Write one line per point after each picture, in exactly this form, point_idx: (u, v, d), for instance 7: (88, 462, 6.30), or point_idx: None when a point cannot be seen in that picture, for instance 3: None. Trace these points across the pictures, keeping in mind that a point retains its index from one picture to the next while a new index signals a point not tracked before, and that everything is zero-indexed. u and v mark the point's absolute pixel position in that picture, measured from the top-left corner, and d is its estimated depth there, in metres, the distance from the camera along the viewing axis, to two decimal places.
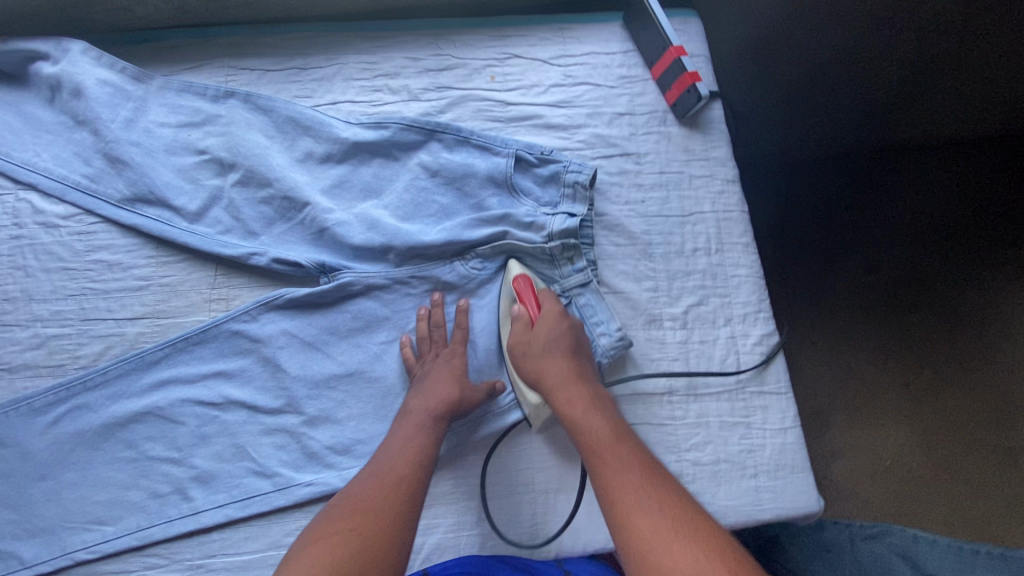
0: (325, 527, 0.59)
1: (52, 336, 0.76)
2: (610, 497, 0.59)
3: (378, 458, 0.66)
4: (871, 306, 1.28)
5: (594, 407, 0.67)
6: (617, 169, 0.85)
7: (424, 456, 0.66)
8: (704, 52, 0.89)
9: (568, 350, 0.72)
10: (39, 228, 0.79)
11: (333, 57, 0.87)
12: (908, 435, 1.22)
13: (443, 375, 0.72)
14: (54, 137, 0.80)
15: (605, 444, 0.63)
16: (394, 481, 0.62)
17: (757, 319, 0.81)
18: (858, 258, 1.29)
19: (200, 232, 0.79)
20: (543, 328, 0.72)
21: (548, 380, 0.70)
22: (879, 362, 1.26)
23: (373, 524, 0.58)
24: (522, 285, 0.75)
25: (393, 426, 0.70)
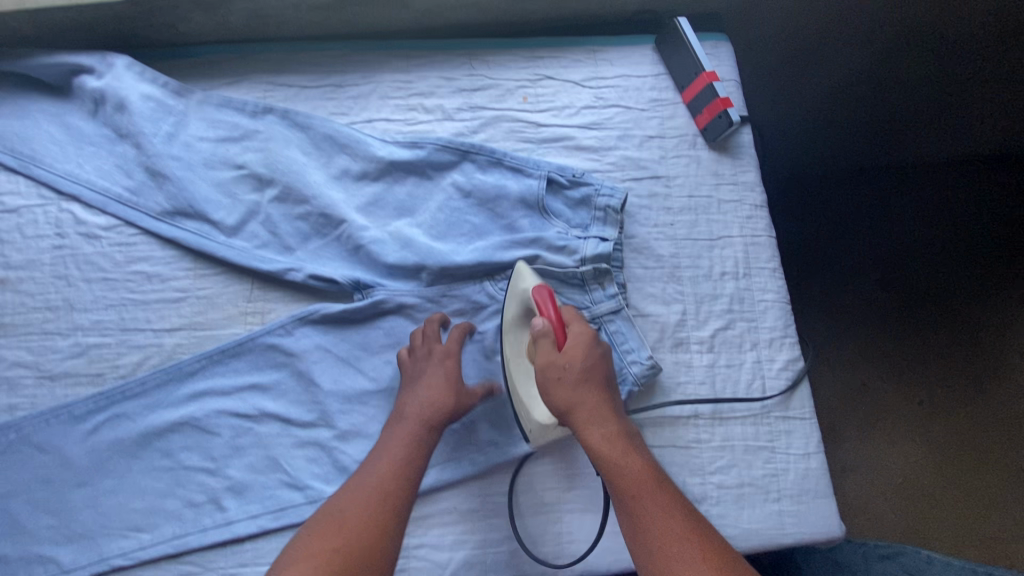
0: (306, 548, 0.59)
1: (92, 345, 0.78)
2: (657, 545, 0.60)
3: (368, 465, 0.66)
4: (886, 321, 1.28)
5: (630, 447, 0.66)
6: (646, 192, 0.86)
7: (410, 475, 0.65)
8: (735, 77, 0.89)
9: (601, 381, 0.69)
10: (81, 239, 0.81)
11: (369, 75, 0.88)
12: (920, 452, 1.23)
13: (435, 386, 0.72)
14: (97, 150, 0.82)
15: (646, 493, 0.63)
16: (376, 507, 0.62)
17: (783, 344, 0.81)
18: (874, 271, 1.30)
19: (237, 246, 0.81)
20: (574, 352, 0.68)
21: (582, 416, 0.67)
22: (892, 377, 1.27)
23: (349, 554, 0.58)
24: (541, 297, 0.70)
25: (384, 434, 0.69)
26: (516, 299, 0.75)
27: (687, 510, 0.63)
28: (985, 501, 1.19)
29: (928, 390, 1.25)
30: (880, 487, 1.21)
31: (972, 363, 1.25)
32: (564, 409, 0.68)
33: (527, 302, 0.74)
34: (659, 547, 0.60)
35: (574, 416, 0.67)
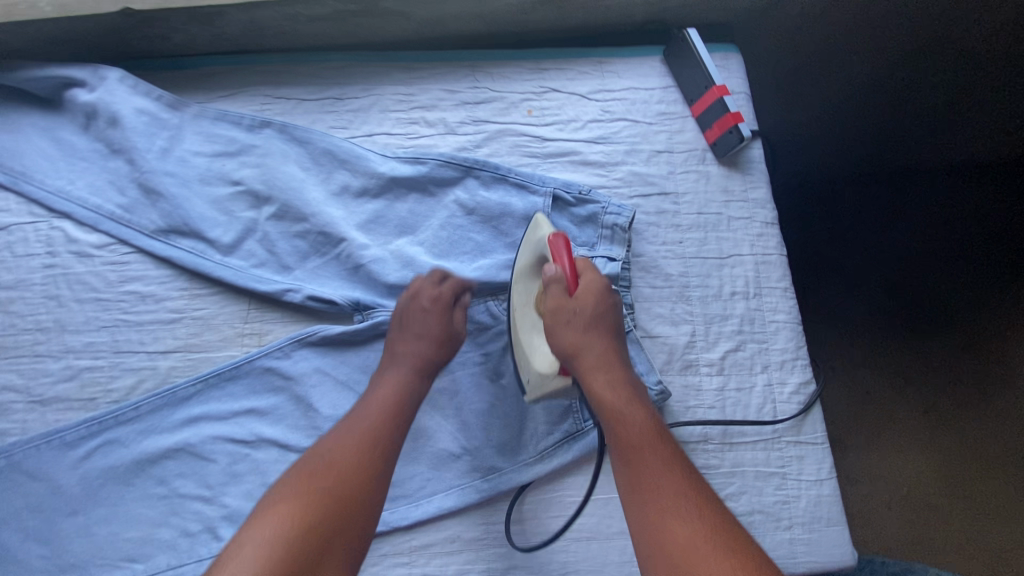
0: (291, 486, 0.59)
1: (84, 369, 0.76)
2: (649, 499, 0.60)
3: (358, 413, 0.66)
4: (892, 333, 1.26)
5: (634, 398, 0.66)
6: (654, 209, 0.83)
7: (397, 425, 0.65)
8: (745, 89, 0.87)
9: (609, 329, 0.69)
10: (72, 257, 0.78)
11: (369, 87, 0.86)
12: (925, 463, 1.22)
13: (426, 338, 0.70)
14: (89, 165, 0.80)
15: (647, 445, 0.62)
16: (364, 452, 0.62)
17: (795, 366, 0.79)
18: (881, 281, 1.27)
19: (234, 266, 0.78)
20: (585, 299, 0.67)
21: (588, 361, 0.66)
22: (899, 392, 1.25)
23: (336, 492, 0.58)
24: (557, 243, 0.68)
25: (375, 381, 0.69)
26: (530, 248, 0.73)
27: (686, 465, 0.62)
28: (990, 513, 1.18)
29: (934, 403, 1.24)
30: (883, 497, 1.21)
31: (977, 375, 1.24)
32: (570, 352, 0.67)
33: (541, 251, 0.72)
34: (654, 497, 0.59)
35: (579, 360, 0.67)
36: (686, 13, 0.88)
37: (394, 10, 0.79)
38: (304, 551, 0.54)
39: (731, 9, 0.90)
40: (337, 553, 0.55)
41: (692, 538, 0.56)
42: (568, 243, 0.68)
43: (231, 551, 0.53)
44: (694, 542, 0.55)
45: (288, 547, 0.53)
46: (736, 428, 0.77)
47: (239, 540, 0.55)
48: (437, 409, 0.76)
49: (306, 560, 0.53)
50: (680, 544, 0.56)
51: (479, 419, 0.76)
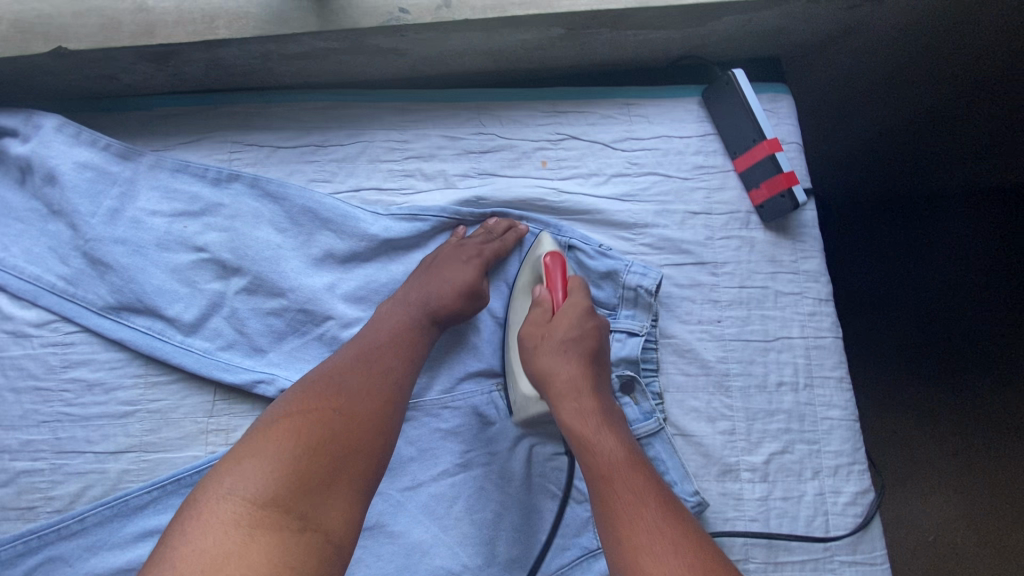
0: (297, 402, 0.51)
1: (21, 473, 0.65)
2: (616, 536, 0.50)
3: (371, 339, 0.59)
4: (919, 375, 0.97)
5: (607, 423, 0.56)
6: (688, 280, 0.71)
7: (416, 352, 0.61)
8: (797, 139, 0.75)
9: (586, 351, 0.60)
10: (8, 338, 0.67)
11: (356, 132, 0.73)
12: (958, 517, 0.92)
13: (455, 273, 0.65)
14: (25, 227, 0.68)
15: (622, 476, 0.52)
16: (381, 372, 0.56)
17: (850, 472, 0.68)
18: (910, 322, 0.98)
19: (197, 349, 0.67)
20: (562, 323, 0.61)
21: (556, 387, 0.59)
22: (927, 433, 0.95)
23: (344, 416, 0.51)
24: (553, 265, 0.64)
25: (391, 308, 0.63)
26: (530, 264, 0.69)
27: (668, 499, 0.52)
28: None
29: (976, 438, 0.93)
30: (910, 544, 0.92)
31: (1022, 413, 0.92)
32: (540, 378, 0.60)
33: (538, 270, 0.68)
34: (624, 530, 0.49)
35: (549, 387, 0.59)
36: (728, 47, 0.76)
37: (384, 47, 0.66)
38: (314, 468, 0.48)
39: (781, 43, 0.77)
40: (353, 471, 0.49)
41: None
42: (565, 264, 0.65)
43: (215, 481, 0.46)
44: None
45: (291, 467, 0.47)
46: (783, 545, 0.66)
47: (220, 474, 0.47)
48: (433, 519, 0.65)
49: (317, 473, 0.48)
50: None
51: (483, 532, 0.64)
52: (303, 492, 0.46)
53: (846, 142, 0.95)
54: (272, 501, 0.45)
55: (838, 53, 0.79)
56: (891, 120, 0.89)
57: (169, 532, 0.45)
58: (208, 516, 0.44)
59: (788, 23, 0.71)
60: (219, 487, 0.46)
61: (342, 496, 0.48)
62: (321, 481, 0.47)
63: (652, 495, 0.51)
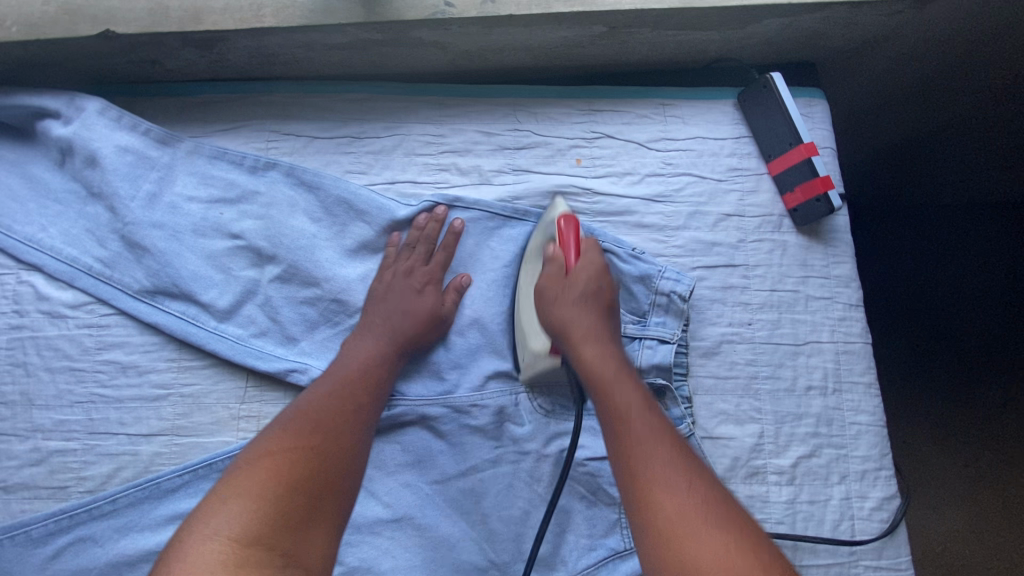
0: (273, 443, 0.51)
1: (54, 452, 0.65)
2: (636, 468, 0.49)
3: (336, 379, 0.59)
4: (935, 390, 0.96)
5: (623, 369, 0.57)
6: (720, 283, 0.71)
7: (382, 391, 0.61)
8: (831, 144, 0.75)
9: (602, 304, 0.61)
10: (43, 318, 0.68)
11: (393, 125, 0.74)
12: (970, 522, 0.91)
13: (414, 299, 0.66)
14: (63, 209, 0.69)
15: (637, 413, 0.52)
16: (351, 410, 0.57)
17: (877, 478, 0.68)
18: (920, 333, 0.98)
19: (231, 335, 0.67)
20: (579, 275, 0.61)
21: (574, 334, 0.59)
22: (941, 447, 0.94)
23: (319, 453, 0.51)
24: (566, 227, 0.63)
25: (350, 347, 0.63)
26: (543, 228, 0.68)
27: (681, 440, 0.52)
28: None
29: (992, 453, 0.93)
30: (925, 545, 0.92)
31: None
32: (558, 326, 0.60)
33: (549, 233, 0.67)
34: (644, 462, 0.49)
35: (568, 335, 0.59)
36: (765, 50, 0.76)
37: (427, 40, 0.67)
38: (295, 505, 0.47)
39: (819, 48, 0.76)
40: (331, 506, 0.49)
41: (682, 515, 0.46)
42: (578, 225, 0.65)
43: (200, 522, 0.45)
44: (684, 517, 0.46)
45: (276, 504, 0.47)
46: (808, 548, 0.66)
47: (204, 515, 0.46)
48: (460, 513, 0.65)
49: (298, 511, 0.47)
50: (666, 516, 0.46)
51: (511, 528, 0.65)
52: (289, 529, 0.46)
53: (880, 138, 0.92)
54: (258, 537, 0.44)
55: (880, 57, 0.78)
56: (930, 123, 0.86)
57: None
58: (193, 561, 0.42)
59: (828, 28, 0.71)
60: (201, 528, 0.45)
61: (323, 534, 0.48)
62: (301, 519, 0.47)
63: (669, 438, 0.51)
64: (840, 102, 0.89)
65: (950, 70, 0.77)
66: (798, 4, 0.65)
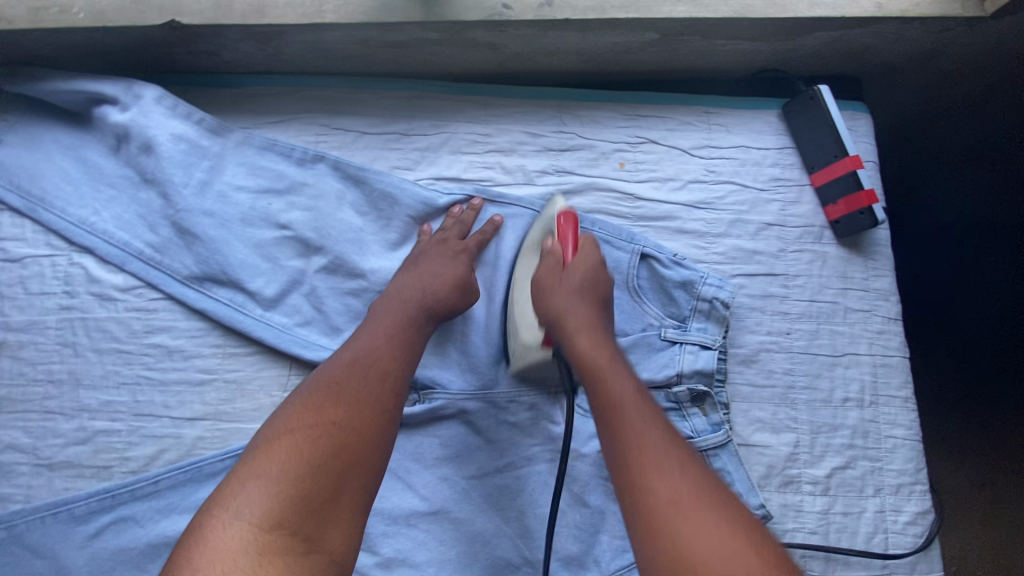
0: (297, 417, 0.51)
1: (99, 432, 0.67)
2: (629, 458, 0.49)
3: (362, 344, 0.57)
4: (948, 400, 0.91)
5: (616, 359, 0.57)
6: (760, 291, 0.72)
7: (413, 358, 0.58)
8: (874, 158, 0.75)
9: (598, 300, 0.62)
10: (93, 300, 0.69)
11: (441, 123, 0.75)
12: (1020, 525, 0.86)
13: (444, 270, 0.65)
14: (116, 193, 0.70)
15: (630, 402, 0.53)
16: (378, 379, 0.55)
17: (912, 492, 0.68)
18: (937, 345, 0.92)
19: (276, 324, 0.68)
20: (576, 269, 0.63)
21: (568, 323, 0.59)
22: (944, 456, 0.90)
23: (343, 429, 0.50)
24: (565, 222, 0.65)
25: (378, 312, 0.61)
26: (541, 224, 0.69)
27: (675, 430, 0.52)
28: None
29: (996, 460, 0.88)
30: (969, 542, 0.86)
31: None
32: (552, 317, 0.61)
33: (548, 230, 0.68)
34: (637, 450, 0.49)
35: (562, 326, 0.60)
36: (811, 62, 0.76)
37: (481, 41, 0.68)
38: (316, 489, 0.47)
39: (865, 62, 0.77)
40: (352, 489, 0.48)
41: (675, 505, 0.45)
42: (576, 221, 0.66)
43: (220, 507, 0.45)
44: (679, 506, 0.45)
45: (291, 492, 0.46)
46: (841, 560, 0.66)
47: (225, 497, 0.46)
48: (496, 510, 0.66)
49: (319, 494, 0.47)
50: (660, 504, 0.46)
51: (546, 526, 0.65)
52: (305, 518, 0.45)
53: (917, 145, 0.89)
54: (279, 523, 0.44)
55: (934, 69, 0.77)
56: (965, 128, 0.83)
57: (179, 558, 0.43)
58: (217, 542, 0.43)
59: (876, 42, 0.72)
60: (222, 513, 0.45)
61: (345, 517, 0.47)
62: (322, 503, 0.47)
63: (659, 425, 0.51)
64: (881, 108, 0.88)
65: (975, 74, 0.76)
66: (849, 18, 0.66)
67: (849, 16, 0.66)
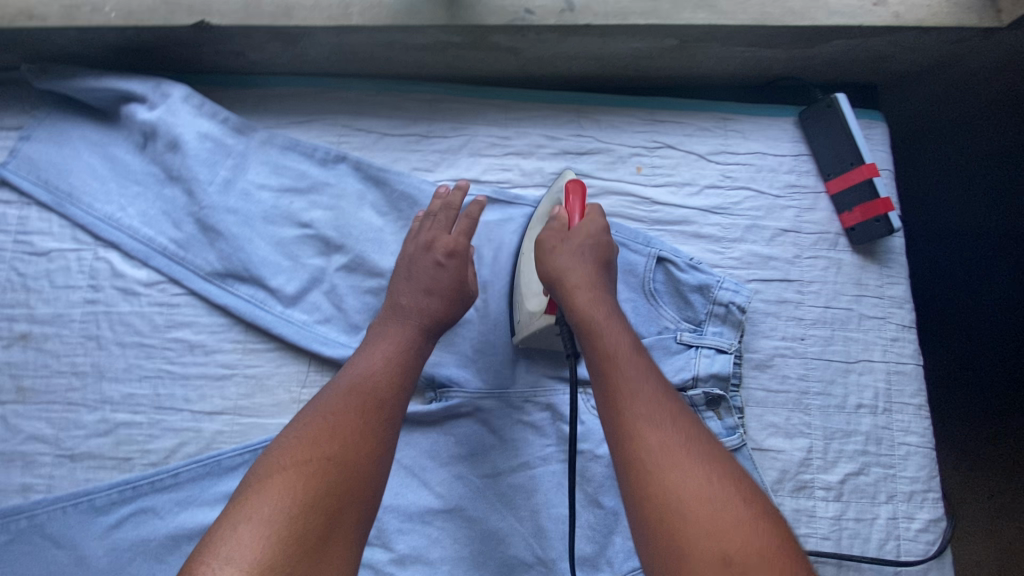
0: (290, 456, 0.49)
1: (121, 424, 0.68)
2: (621, 416, 0.50)
3: (355, 372, 0.56)
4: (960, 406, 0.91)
5: (615, 316, 0.57)
6: (775, 297, 0.72)
7: (407, 382, 0.57)
8: (890, 166, 0.76)
9: (601, 258, 0.61)
10: (117, 295, 0.70)
11: (461, 125, 0.76)
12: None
13: (438, 272, 0.63)
14: (142, 190, 0.71)
15: (627, 360, 0.53)
16: (373, 408, 0.54)
17: (924, 499, 0.68)
18: (948, 354, 0.91)
19: (296, 321, 0.69)
20: (579, 232, 0.62)
21: (569, 281, 0.59)
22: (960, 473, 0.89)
23: (337, 464, 0.49)
24: (574, 188, 0.65)
25: (371, 338, 0.61)
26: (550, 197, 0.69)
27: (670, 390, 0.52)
28: None
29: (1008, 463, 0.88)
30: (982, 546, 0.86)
31: None
32: (552, 274, 0.60)
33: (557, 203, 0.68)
34: (630, 407, 0.50)
35: (561, 283, 0.59)
36: (828, 69, 0.77)
37: (503, 45, 0.69)
38: (309, 528, 0.45)
39: (882, 70, 0.78)
40: (348, 520, 0.47)
41: (664, 458, 0.47)
42: (584, 193, 0.66)
43: (209, 554, 0.43)
44: (667, 457, 0.47)
45: (289, 528, 0.44)
46: (853, 566, 0.66)
47: (214, 543, 0.44)
48: (510, 508, 0.66)
49: (313, 533, 0.45)
50: (648, 457, 0.47)
51: (559, 526, 0.66)
52: (304, 554, 0.44)
53: (932, 163, 0.90)
54: (271, 565, 0.42)
55: (946, 80, 0.78)
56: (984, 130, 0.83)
57: None
58: None
59: (894, 51, 0.72)
60: (211, 559, 0.43)
61: (340, 554, 0.46)
62: (317, 542, 0.45)
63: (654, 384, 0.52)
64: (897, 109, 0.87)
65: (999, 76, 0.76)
66: (867, 27, 0.67)
67: (868, 25, 0.67)
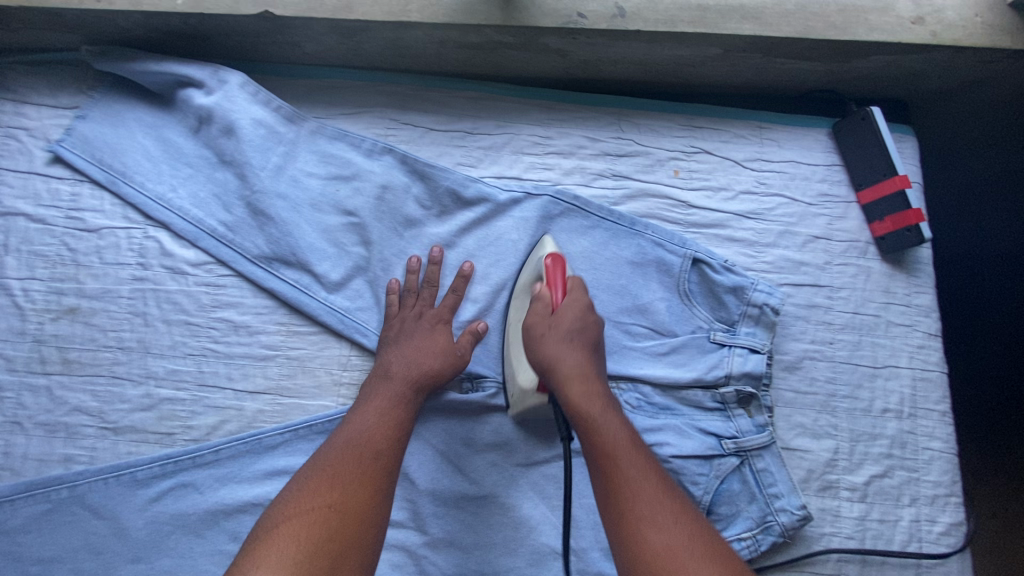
0: (296, 504, 0.52)
1: (164, 399, 0.69)
2: (625, 518, 0.52)
3: (353, 426, 0.59)
4: (986, 407, 0.93)
5: (609, 405, 0.58)
6: (805, 301, 0.74)
7: (405, 434, 0.60)
8: (920, 179, 0.78)
9: (590, 341, 0.61)
10: (165, 273, 0.72)
11: (505, 124, 0.78)
12: None
13: (429, 341, 0.66)
14: (194, 172, 0.73)
15: (628, 459, 0.55)
16: (372, 458, 0.56)
17: (947, 503, 0.70)
18: (976, 359, 0.93)
19: (340, 306, 0.71)
20: (566, 315, 0.61)
21: (562, 372, 0.59)
22: (989, 470, 0.91)
23: (341, 511, 0.51)
24: (554, 265, 0.64)
25: (363, 399, 0.63)
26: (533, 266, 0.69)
27: (667, 479, 0.55)
28: None
29: None
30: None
31: None
32: (544, 364, 0.60)
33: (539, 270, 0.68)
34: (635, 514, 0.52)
35: (554, 371, 0.59)
36: (862, 84, 0.80)
37: (553, 47, 0.71)
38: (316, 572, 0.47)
39: (913, 86, 0.80)
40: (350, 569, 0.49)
41: (665, 551, 0.50)
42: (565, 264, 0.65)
43: None
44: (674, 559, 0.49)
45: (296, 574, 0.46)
46: (874, 564, 0.67)
47: None
48: (543, 497, 0.68)
49: None
50: (656, 556, 0.50)
51: (589, 516, 0.67)
52: None
53: (963, 175, 0.92)
54: None
55: (978, 97, 0.81)
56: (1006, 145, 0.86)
57: None
58: None
59: (928, 69, 0.75)
60: None
61: None
62: None
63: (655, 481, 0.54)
64: (923, 126, 0.89)
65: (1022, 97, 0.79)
66: (906, 43, 0.69)
67: (905, 41, 0.69)
